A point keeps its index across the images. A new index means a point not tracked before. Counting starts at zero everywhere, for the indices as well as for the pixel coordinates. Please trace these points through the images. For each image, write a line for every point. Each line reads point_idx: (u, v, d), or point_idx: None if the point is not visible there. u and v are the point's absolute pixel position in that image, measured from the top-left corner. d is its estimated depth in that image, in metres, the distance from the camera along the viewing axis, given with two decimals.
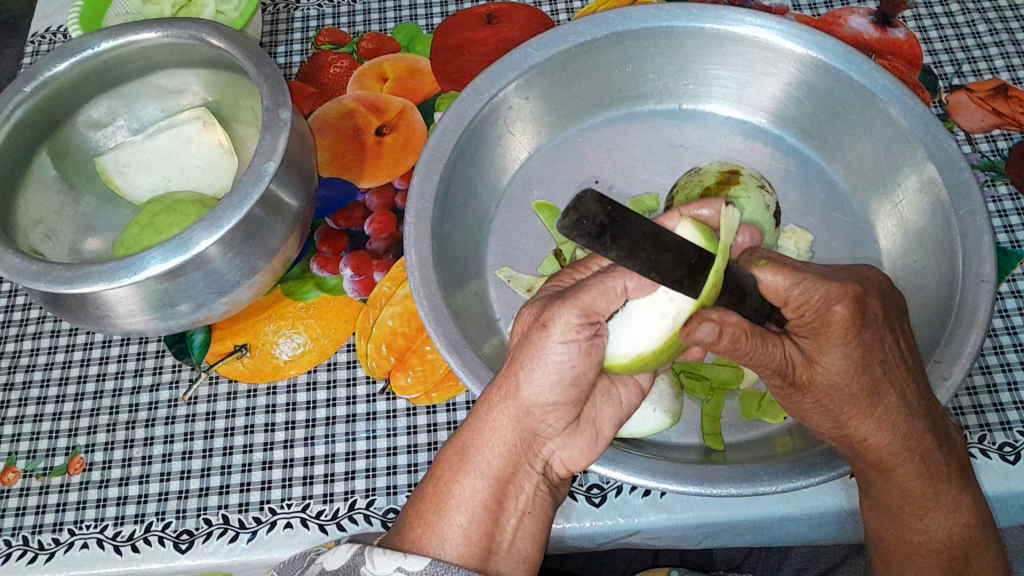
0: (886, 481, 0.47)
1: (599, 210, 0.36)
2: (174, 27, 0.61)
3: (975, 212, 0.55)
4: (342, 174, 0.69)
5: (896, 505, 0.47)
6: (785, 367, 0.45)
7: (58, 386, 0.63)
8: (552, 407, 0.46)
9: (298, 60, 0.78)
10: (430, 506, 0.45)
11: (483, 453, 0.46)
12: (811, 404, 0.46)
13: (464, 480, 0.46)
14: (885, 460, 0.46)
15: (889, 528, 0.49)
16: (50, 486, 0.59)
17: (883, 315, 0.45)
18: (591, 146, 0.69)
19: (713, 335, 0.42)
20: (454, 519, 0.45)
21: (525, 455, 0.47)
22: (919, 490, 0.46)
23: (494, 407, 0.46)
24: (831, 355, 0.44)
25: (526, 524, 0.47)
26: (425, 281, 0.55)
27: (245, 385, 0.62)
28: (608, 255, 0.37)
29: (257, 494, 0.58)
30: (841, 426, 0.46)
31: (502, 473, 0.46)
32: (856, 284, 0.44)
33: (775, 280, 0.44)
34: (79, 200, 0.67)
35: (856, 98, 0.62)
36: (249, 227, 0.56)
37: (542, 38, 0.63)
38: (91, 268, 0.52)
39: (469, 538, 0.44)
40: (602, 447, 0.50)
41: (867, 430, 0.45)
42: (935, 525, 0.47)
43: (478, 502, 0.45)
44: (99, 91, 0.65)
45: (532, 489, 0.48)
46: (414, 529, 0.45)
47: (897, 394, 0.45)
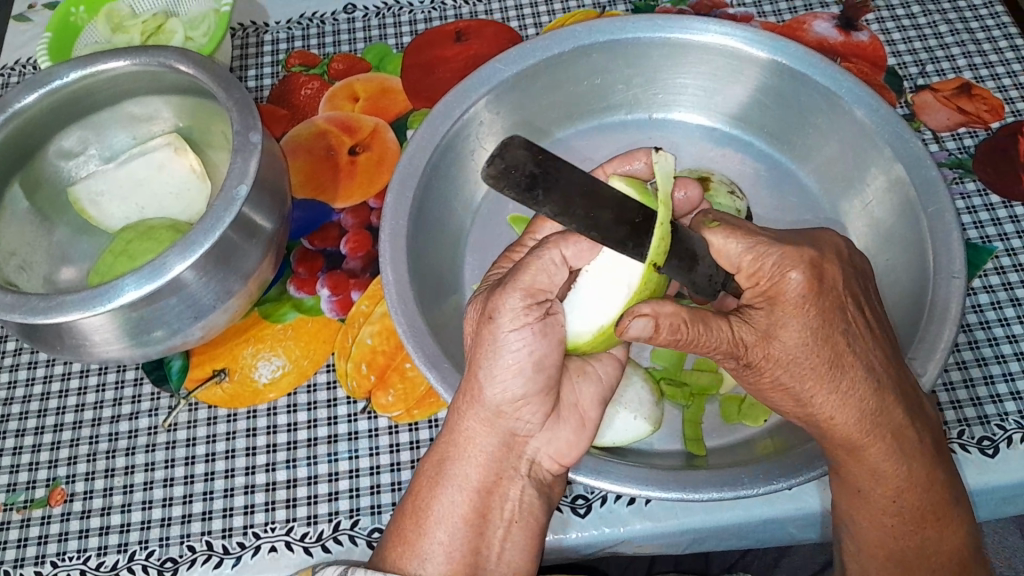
0: (857, 465, 0.47)
1: (528, 161, 0.39)
2: (143, 55, 0.61)
3: (942, 209, 0.56)
4: (317, 195, 0.69)
5: (869, 491, 0.47)
6: (739, 345, 0.45)
7: (36, 418, 0.63)
8: (525, 406, 0.46)
9: (269, 84, 0.78)
10: (411, 524, 0.46)
11: (460, 467, 0.46)
12: (770, 383, 0.47)
13: (442, 495, 0.46)
14: (854, 440, 0.46)
15: (862, 512, 0.48)
16: (31, 518, 0.59)
17: (841, 281, 0.46)
18: (563, 158, 0.70)
19: (647, 329, 0.43)
20: (435, 536, 0.45)
21: (506, 461, 0.47)
22: (892, 471, 0.46)
23: (465, 416, 0.46)
24: (790, 327, 0.45)
25: (513, 534, 0.47)
26: (402, 299, 0.55)
27: (225, 410, 0.62)
28: (541, 211, 0.39)
29: (240, 519, 0.57)
30: (807, 405, 0.46)
31: (482, 483, 0.46)
32: (812, 251, 0.46)
33: (728, 245, 0.46)
34: (53, 231, 0.66)
35: (822, 101, 0.63)
36: (224, 250, 0.56)
37: (510, 54, 0.64)
38: (65, 298, 0.52)
39: (452, 556, 0.45)
40: (588, 435, 0.50)
41: (833, 407, 0.46)
42: (913, 509, 0.46)
43: (459, 516, 0.46)
44: (70, 121, 0.65)
45: (519, 494, 0.48)
46: (396, 549, 0.46)
47: (859, 368, 0.46)
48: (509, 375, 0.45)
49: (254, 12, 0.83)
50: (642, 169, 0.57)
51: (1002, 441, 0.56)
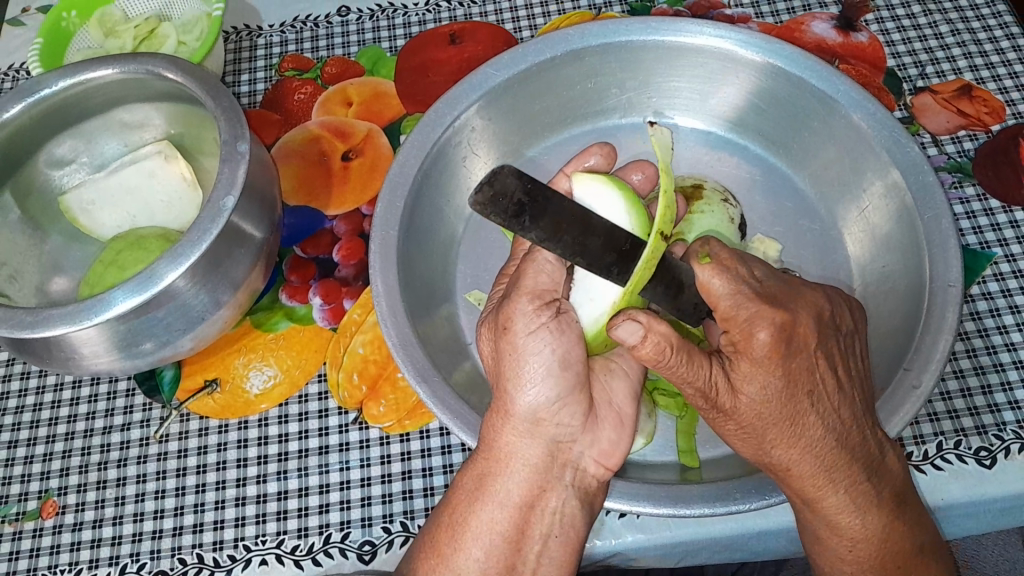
0: (812, 512, 0.47)
1: (517, 188, 0.38)
2: (131, 63, 0.60)
3: (939, 216, 0.55)
4: (309, 202, 0.68)
5: (825, 535, 0.48)
6: (708, 391, 0.45)
7: (29, 429, 0.63)
8: (562, 411, 0.47)
9: (262, 88, 0.77)
10: (447, 538, 0.46)
11: (502, 482, 0.46)
12: (734, 431, 0.47)
13: (480, 511, 0.46)
14: (809, 492, 0.46)
15: (821, 552, 0.49)
16: (23, 531, 0.59)
17: (815, 342, 0.45)
18: (557, 163, 0.69)
19: (636, 334, 0.43)
20: (471, 552, 0.45)
21: (550, 472, 0.47)
22: (849, 524, 0.46)
23: (501, 430, 0.46)
24: (752, 384, 0.44)
25: (551, 549, 0.46)
26: (392, 311, 0.54)
27: (217, 421, 0.62)
28: (528, 236, 0.39)
29: (231, 531, 0.57)
30: (766, 454, 0.46)
31: (523, 499, 0.46)
32: (787, 313, 0.44)
33: (714, 282, 0.44)
34: (45, 240, 0.66)
35: (818, 105, 0.62)
36: (212, 261, 0.55)
37: (503, 58, 0.63)
38: (52, 312, 0.51)
39: (487, 569, 0.45)
40: (629, 428, 0.50)
41: (790, 459, 0.45)
42: (866, 558, 0.47)
43: (498, 534, 0.46)
44: (60, 129, 0.64)
45: (560, 503, 0.47)
46: (430, 561, 0.46)
47: (821, 427, 0.45)
48: (539, 384, 0.45)
49: (247, 15, 0.83)
50: (599, 163, 0.55)
51: (999, 452, 0.55)
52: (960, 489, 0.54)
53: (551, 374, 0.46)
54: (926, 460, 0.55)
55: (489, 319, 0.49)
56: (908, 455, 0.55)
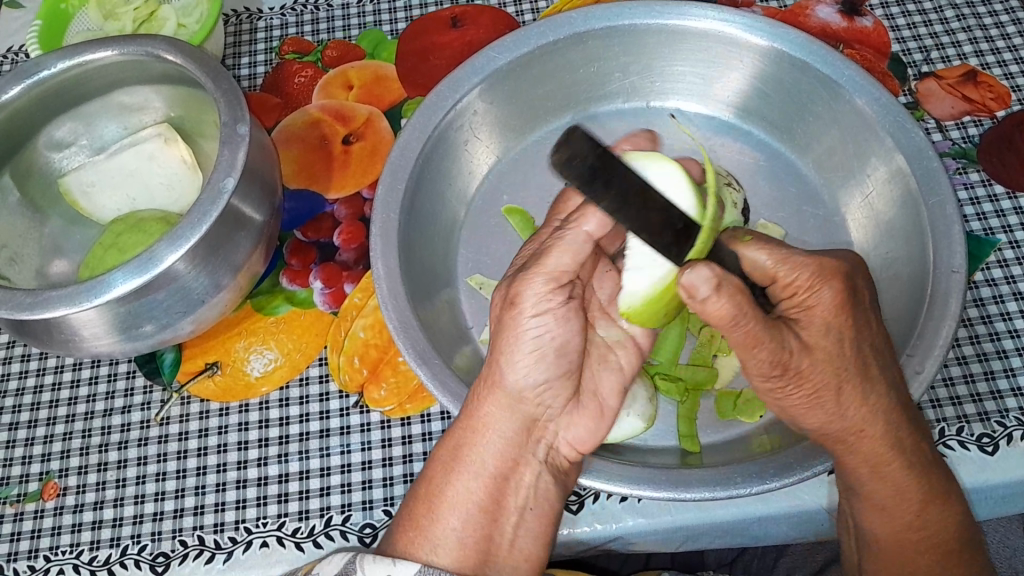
0: (876, 481, 0.47)
1: (588, 152, 0.41)
2: (130, 45, 0.60)
3: (943, 202, 0.55)
4: (310, 186, 0.68)
5: (881, 505, 0.48)
6: (782, 354, 0.45)
7: (30, 411, 0.63)
8: (545, 389, 0.47)
9: (262, 72, 0.77)
10: (422, 510, 0.45)
11: (477, 453, 0.46)
12: (802, 397, 0.46)
13: (457, 481, 0.46)
14: (879, 455, 0.47)
15: (887, 528, 0.48)
16: (24, 513, 0.59)
17: (869, 299, 0.48)
18: (559, 148, 0.68)
19: (707, 282, 0.42)
20: (448, 523, 0.45)
21: (524, 447, 0.48)
22: (907, 484, 0.47)
23: (483, 402, 0.47)
24: (827, 337, 0.45)
25: (527, 521, 0.47)
26: (393, 294, 0.54)
27: (217, 404, 0.61)
28: (599, 202, 0.42)
29: (232, 513, 0.57)
30: (840, 420, 0.46)
31: (501, 470, 0.46)
32: (846, 267, 0.47)
33: (761, 254, 0.46)
34: (44, 223, 0.66)
35: (822, 90, 0.62)
36: (212, 244, 0.55)
37: (505, 41, 0.63)
38: (52, 293, 0.51)
39: (464, 542, 0.44)
40: (608, 421, 0.51)
41: (864, 419, 0.46)
42: (924, 521, 0.48)
43: (474, 505, 0.45)
44: (59, 111, 0.64)
45: (534, 479, 0.48)
46: (406, 532, 0.45)
47: (884, 383, 0.47)
48: (527, 360, 0.46)
49: None
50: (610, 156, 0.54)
51: (1002, 438, 0.55)
52: (961, 475, 0.54)
53: (541, 358, 0.46)
54: None
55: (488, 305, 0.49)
56: None
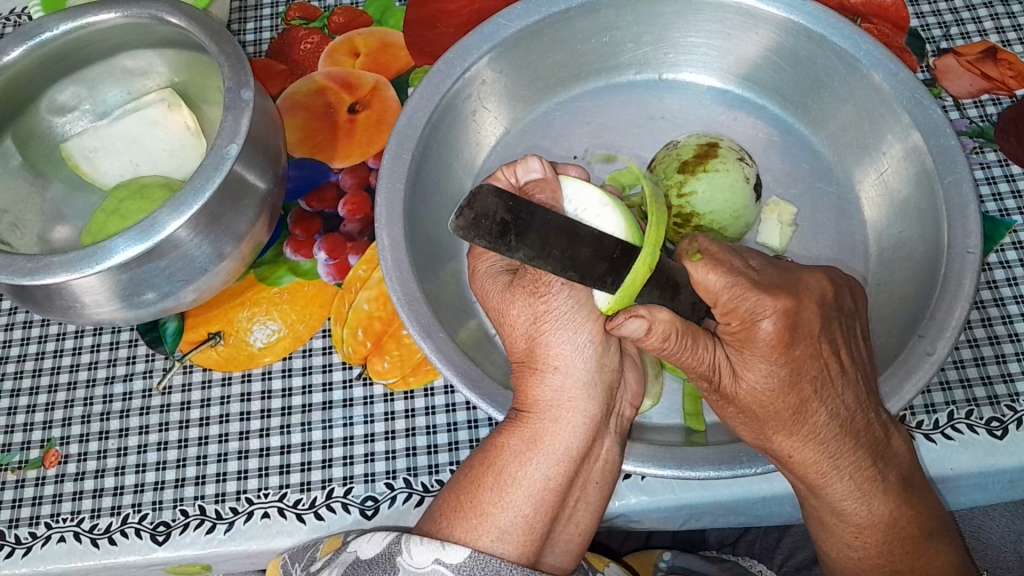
0: (818, 499, 0.47)
1: (499, 207, 0.37)
2: (134, 7, 0.59)
3: (960, 179, 0.54)
4: (314, 155, 0.67)
5: (829, 521, 0.47)
6: (710, 373, 0.45)
7: (31, 377, 0.62)
8: (609, 363, 0.45)
9: (268, 38, 0.75)
10: (488, 494, 0.43)
11: (556, 439, 0.43)
12: (735, 415, 0.46)
13: (531, 465, 0.43)
14: (813, 479, 0.45)
15: (830, 539, 0.48)
16: (26, 479, 0.58)
17: (818, 330, 0.44)
18: (568, 120, 0.67)
19: (640, 330, 0.42)
20: (519, 509, 0.42)
21: (597, 429, 0.45)
22: (865, 508, 0.46)
23: (552, 386, 0.44)
24: (756, 369, 0.43)
25: (588, 495, 0.46)
26: (398, 266, 0.53)
27: (219, 373, 0.61)
28: (516, 257, 0.38)
29: (233, 484, 0.57)
30: (767, 441, 0.45)
31: (574, 455, 0.44)
32: (790, 299, 0.43)
33: (709, 277, 0.43)
34: (47, 187, 0.65)
35: (839, 65, 0.60)
36: (216, 211, 0.54)
37: (515, 9, 0.61)
38: (53, 259, 0.51)
39: (531, 527, 0.42)
40: (645, 381, 0.50)
41: (793, 448, 0.44)
42: (871, 544, 0.46)
43: (544, 488, 0.43)
44: (62, 75, 0.63)
45: (604, 450, 0.46)
46: (467, 519, 0.42)
47: (840, 406, 0.44)
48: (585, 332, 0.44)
49: None
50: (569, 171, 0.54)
51: (1011, 422, 0.54)
52: (969, 458, 0.54)
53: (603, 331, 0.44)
54: (936, 429, 0.55)
55: (504, 295, 0.46)
56: (918, 423, 0.55)
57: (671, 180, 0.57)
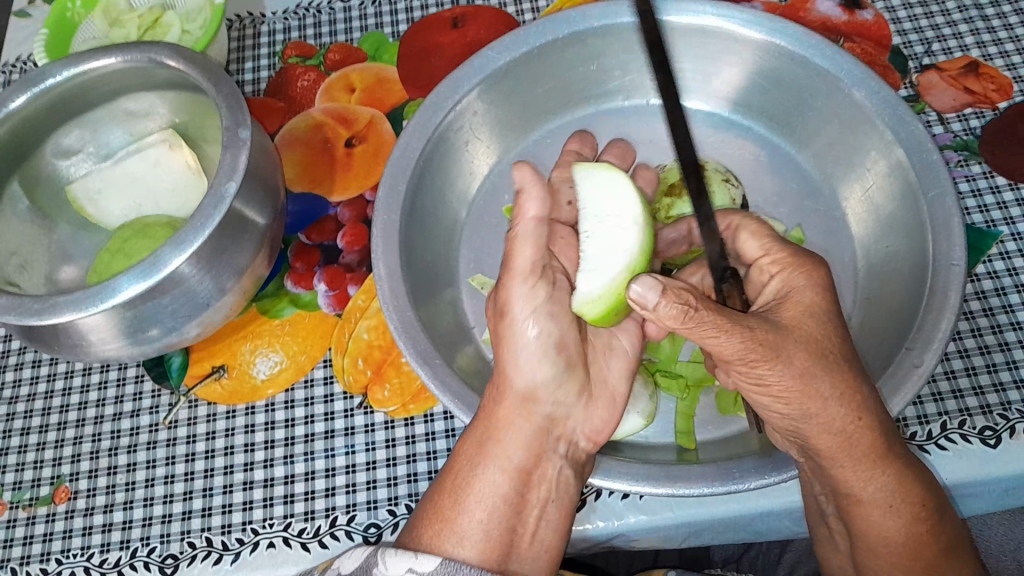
0: (880, 477, 0.45)
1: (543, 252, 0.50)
2: (133, 52, 0.61)
3: (944, 194, 0.55)
4: (313, 189, 0.69)
5: (895, 500, 0.46)
6: (759, 334, 0.42)
7: (40, 415, 0.64)
8: (557, 378, 0.49)
9: (266, 76, 0.77)
10: (448, 503, 0.45)
11: (504, 448, 0.46)
12: (786, 389, 0.44)
13: (483, 473, 0.46)
14: (877, 449, 0.45)
15: (899, 525, 0.46)
16: (37, 516, 0.60)
17: None
18: (558, 146, 0.68)
19: (653, 290, 0.43)
20: (474, 514, 0.44)
21: (546, 445, 0.48)
22: (880, 478, 0.45)
23: (501, 398, 0.48)
24: (807, 324, 0.44)
25: (549, 514, 0.47)
26: (394, 295, 0.54)
27: (224, 407, 0.62)
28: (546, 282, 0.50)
29: (239, 515, 0.58)
30: (834, 411, 0.44)
31: (524, 464, 0.47)
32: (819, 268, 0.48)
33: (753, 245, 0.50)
34: (53, 229, 0.67)
35: (821, 84, 0.62)
36: (216, 247, 0.56)
37: (503, 41, 0.63)
38: (59, 299, 0.52)
39: (490, 534, 0.44)
40: (620, 408, 0.52)
41: (857, 410, 0.44)
42: (926, 516, 0.46)
43: (500, 496, 0.45)
44: (65, 120, 0.65)
45: (556, 472, 0.48)
46: (431, 527, 0.44)
47: (845, 372, 0.44)
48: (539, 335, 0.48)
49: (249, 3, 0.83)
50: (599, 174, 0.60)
51: (1004, 431, 0.55)
52: (963, 469, 0.54)
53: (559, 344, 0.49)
54: (930, 440, 0.55)
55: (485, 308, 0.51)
56: (912, 435, 0.55)
57: None
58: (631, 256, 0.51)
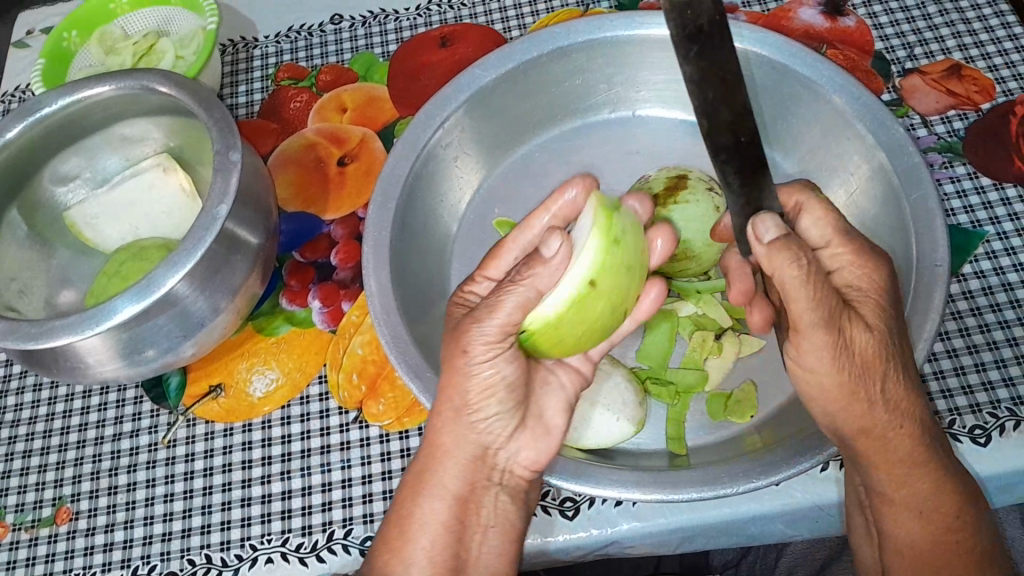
0: (903, 474, 0.46)
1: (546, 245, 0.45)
2: (126, 79, 0.62)
3: (926, 196, 0.55)
4: (306, 208, 0.70)
5: (917, 497, 0.46)
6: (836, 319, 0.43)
7: (42, 438, 0.65)
8: (494, 419, 0.47)
9: (259, 98, 0.79)
10: (393, 532, 0.47)
11: (439, 476, 0.47)
12: (837, 388, 0.44)
13: (422, 502, 0.47)
14: (906, 445, 0.46)
15: (923, 525, 0.46)
16: (39, 537, 0.60)
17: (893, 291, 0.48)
18: (546, 159, 0.69)
19: (774, 231, 0.44)
20: (418, 542, 0.46)
21: (481, 470, 0.48)
22: (919, 486, 0.46)
23: (441, 429, 0.47)
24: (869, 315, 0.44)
25: (490, 538, 0.48)
26: (385, 310, 0.55)
27: (222, 425, 0.63)
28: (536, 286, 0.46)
29: (237, 531, 0.59)
30: (877, 407, 0.45)
31: (461, 490, 0.47)
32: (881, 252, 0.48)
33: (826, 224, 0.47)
34: (52, 254, 0.68)
35: (803, 91, 0.62)
36: (209, 267, 0.57)
37: (489, 59, 0.65)
38: (57, 323, 0.53)
39: (433, 560, 0.46)
40: (559, 442, 0.50)
41: (898, 405, 0.45)
42: (950, 510, 0.46)
43: (440, 523, 0.47)
44: (61, 147, 0.66)
45: (492, 500, 0.49)
46: (381, 556, 0.47)
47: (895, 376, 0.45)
48: (486, 372, 0.46)
49: (241, 28, 0.84)
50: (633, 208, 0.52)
51: (994, 430, 0.55)
52: None
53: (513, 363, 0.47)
54: None
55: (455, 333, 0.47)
56: None
57: None
58: (586, 272, 0.46)
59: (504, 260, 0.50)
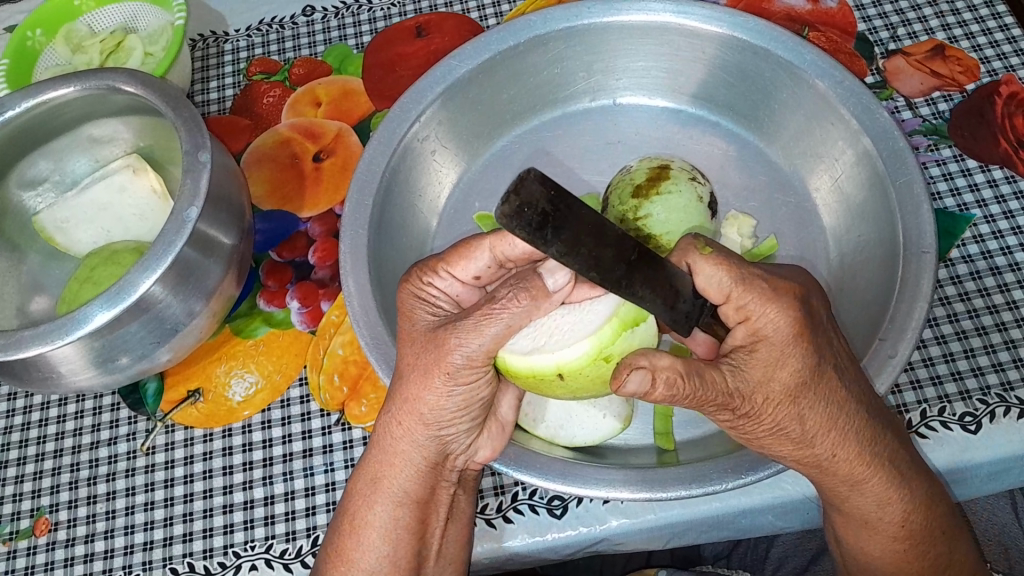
0: (859, 494, 0.46)
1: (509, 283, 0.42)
2: (91, 79, 0.60)
3: (912, 181, 0.54)
4: (282, 206, 0.68)
5: (869, 512, 0.46)
6: (731, 400, 0.42)
7: (19, 449, 0.63)
8: (458, 433, 0.47)
9: (231, 94, 0.77)
10: (350, 542, 0.47)
11: (395, 481, 0.47)
12: (766, 432, 0.44)
13: (377, 507, 0.47)
14: (854, 473, 0.45)
15: (874, 537, 0.47)
16: (17, 550, 0.59)
17: (826, 317, 0.44)
18: (526, 151, 0.68)
19: (644, 383, 0.40)
20: (376, 548, 0.47)
21: (435, 473, 0.48)
22: (863, 500, 0.46)
23: (397, 438, 0.46)
24: (779, 372, 0.42)
25: (449, 529, 0.50)
26: (365, 310, 0.54)
27: (201, 430, 0.62)
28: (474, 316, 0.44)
29: (219, 539, 0.58)
30: (811, 446, 0.44)
31: (415, 495, 0.47)
32: (796, 286, 0.43)
33: (717, 271, 0.43)
34: (23, 260, 0.66)
35: (785, 76, 0.61)
36: (182, 271, 0.55)
37: (465, 50, 0.63)
38: (26, 333, 0.52)
39: (393, 563, 0.47)
40: (509, 436, 0.51)
41: (835, 445, 0.44)
42: (903, 525, 0.47)
43: (398, 526, 0.47)
44: (26, 149, 0.65)
45: (448, 496, 0.49)
46: (336, 567, 0.48)
47: (826, 415, 0.43)
48: (461, 391, 0.44)
49: (212, 22, 0.82)
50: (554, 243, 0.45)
51: (984, 417, 0.54)
52: (944, 456, 0.54)
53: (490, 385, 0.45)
54: (910, 428, 0.55)
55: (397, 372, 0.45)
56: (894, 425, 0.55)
57: (625, 205, 0.57)
58: (563, 364, 0.45)
59: (474, 262, 0.46)
